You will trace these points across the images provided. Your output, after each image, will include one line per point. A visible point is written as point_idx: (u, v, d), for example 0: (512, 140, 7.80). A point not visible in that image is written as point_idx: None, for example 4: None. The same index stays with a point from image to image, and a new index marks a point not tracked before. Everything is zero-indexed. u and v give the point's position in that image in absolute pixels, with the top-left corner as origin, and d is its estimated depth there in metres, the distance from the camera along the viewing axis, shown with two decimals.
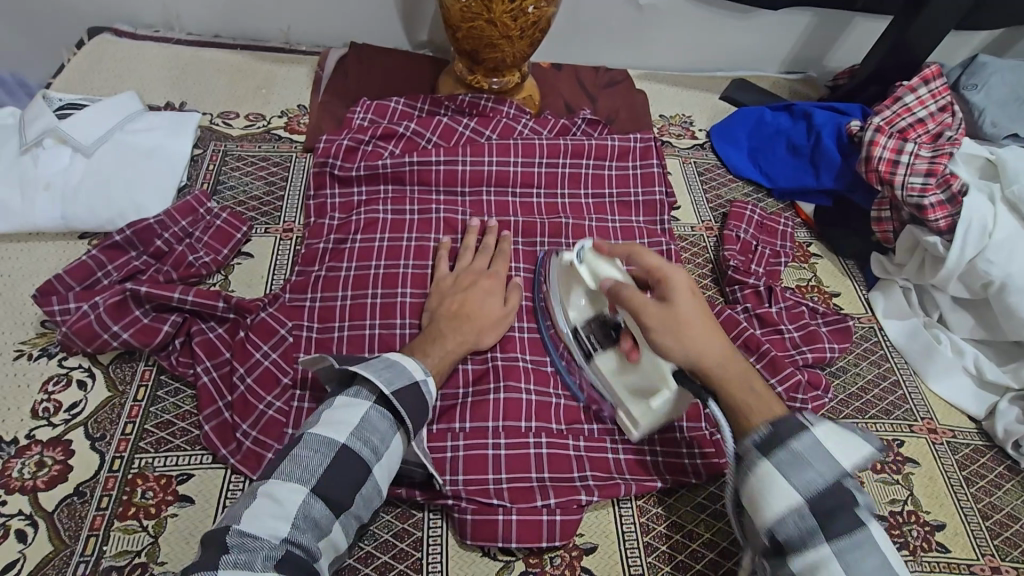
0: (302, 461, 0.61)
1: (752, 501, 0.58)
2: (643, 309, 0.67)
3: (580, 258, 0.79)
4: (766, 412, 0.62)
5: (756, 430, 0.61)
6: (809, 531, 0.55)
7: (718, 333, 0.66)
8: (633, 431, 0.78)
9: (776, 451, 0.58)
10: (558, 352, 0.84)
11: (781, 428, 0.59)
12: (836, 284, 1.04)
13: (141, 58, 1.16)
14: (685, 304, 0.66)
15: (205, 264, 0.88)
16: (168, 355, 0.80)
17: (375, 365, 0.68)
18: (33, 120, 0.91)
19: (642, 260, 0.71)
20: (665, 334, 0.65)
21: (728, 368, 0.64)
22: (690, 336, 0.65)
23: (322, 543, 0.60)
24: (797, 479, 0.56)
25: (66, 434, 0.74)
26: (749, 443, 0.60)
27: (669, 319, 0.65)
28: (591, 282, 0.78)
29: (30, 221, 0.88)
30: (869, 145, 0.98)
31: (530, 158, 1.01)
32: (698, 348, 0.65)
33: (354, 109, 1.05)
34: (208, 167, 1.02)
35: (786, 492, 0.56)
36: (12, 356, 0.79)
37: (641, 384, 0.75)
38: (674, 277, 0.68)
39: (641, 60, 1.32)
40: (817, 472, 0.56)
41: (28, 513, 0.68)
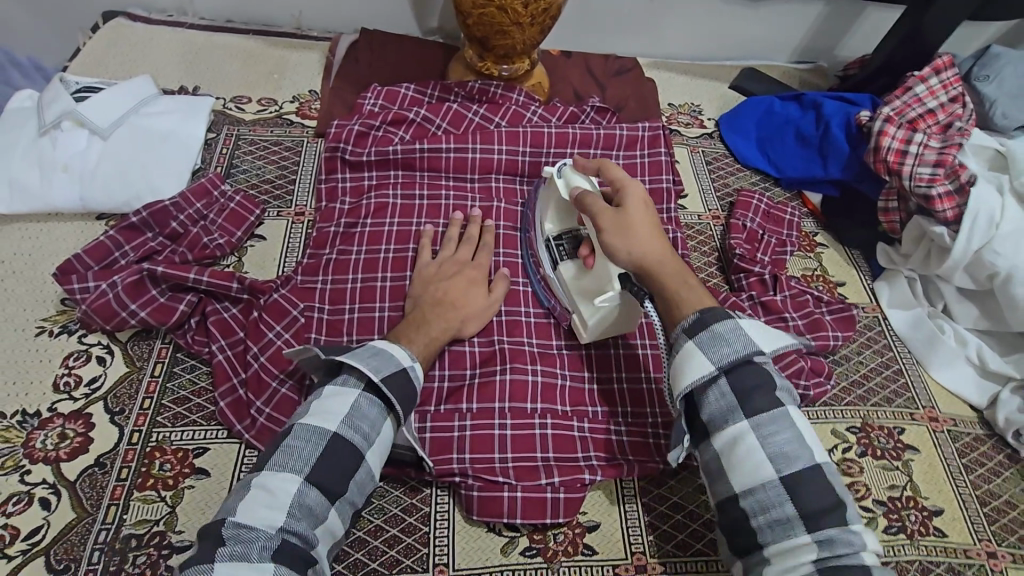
0: (293, 451, 0.63)
1: (674, 375, 0.66)
2: (600, 214, 0.73)
3: (558, 171, 0.85)
4: (697, 304, 0.69)
5: (685, 318, 0.67)
6: (728, 408, 0.62)
7: (660, 238, 0.72)
8: (582, 333, 0.83)
9: (698, 333, 0.65)
10: (539, 278, 0.89)
11: (709, 316, 0.66)
12: (841, 273, 1.04)
13: (156, 43, 1.18)
14: (636, 211, 0.72)
15: (220, 245, 0.90)
16: (184, 333, 0.82)
17: (362, 354, 0.70)
18: (52, 103, 0.93)
19: (610, 172, 0.77)
20: (613, 229, 0.72)
21: (666, 265, 0.71)
22: (635, 235, 0.71)
23: (319, 530, 0.61)
24: (714, 355, 0.64)
25: (86, 408, 0.76)
26: (679, 330, 0.67)
27: (620, 220, 0.72)
28: (564, 193, 0.83)
29: (49, 201, 0.90)
30: (878, 135, 0.99)
31: (539, 146, 1.01)
32: (641, 249, 0.70)
33: (365, 95, 1.06)
34: (221, 150, 1.03)
35: (703, 366, 0.64)
36: (34, 332, 0.81)
37: (596, 287, 0.80)
38: (630, 189, 0.74)
39: (651, 49, 1.32)
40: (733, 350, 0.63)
41: (51, 482, 0.70)
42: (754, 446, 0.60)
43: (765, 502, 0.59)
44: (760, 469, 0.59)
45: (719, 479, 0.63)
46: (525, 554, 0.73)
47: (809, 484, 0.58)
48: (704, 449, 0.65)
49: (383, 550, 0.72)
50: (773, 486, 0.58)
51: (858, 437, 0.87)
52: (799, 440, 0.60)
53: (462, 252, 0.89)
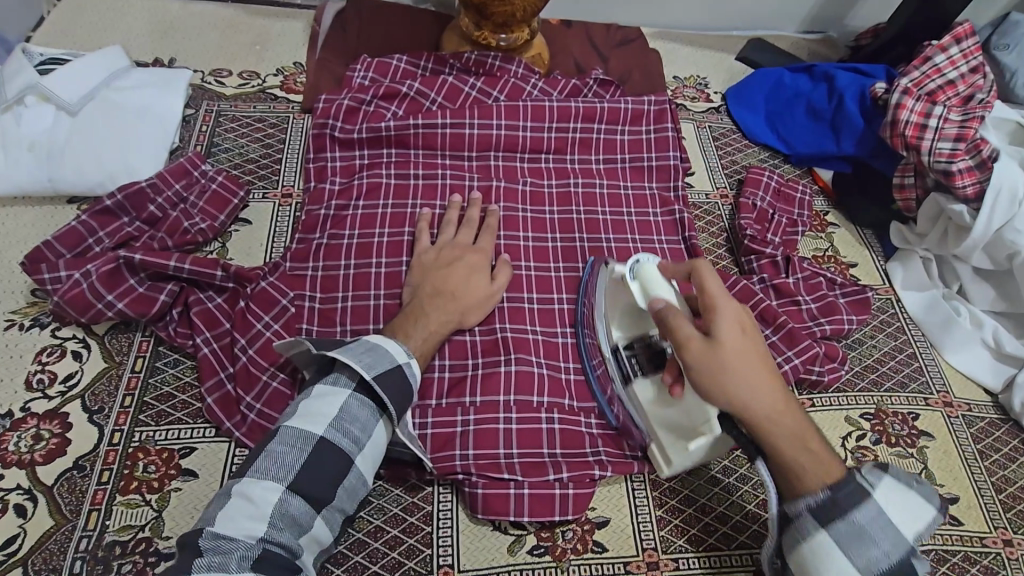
0: (276, 457, 0.59)
1: (799, 564, 0.57)
2: (686, 348, 0.58)
3: (632, 272, 0.69)
4: (823, 476, 0.56)
5: (811, 494, 0.56)
6: (826, 522, 0.56)
7: (772, 380, 0.57)
8: (662, 469, 0.73)
9: (835, 522, 0.55)
10: (592, 364, 0.79)
11: (842, 497, 0.55)
12: (853, 254, 1.01)
13: (127, 12, 1.10)
14: (735, 345, 0.57)
15: (201, 230, 0.84)
16: (166, 325, 0.77)
17: (353, 350, 0.65)
18: (13, 76, 0.86)
19: (705, 288, 0.60)
20: (710, 381, 0.57)
21: (780, 422, 0.56)
22: (738, 386, 0.56)
23: (304, 538, 0.58)
24: (857, 560, 0.55)
25: (62, 406, 0.71)
26: (802, 507, 0.56)
27: (716, 361, 0.57)
28: (642, 300, 0.68)
29: (13, 184, 0.83)
30: (896, 108, 0.94)
31: (541, 123, 0.96)
32: (747, 404, 0.56)
33: (353, 68, 1.00)
34: (201, 128, 0.97)
35: (844, 573, 0.55)
36: (3, 326, 0.75)
37: (681, 421, 0.68)
38: (726, 313, 0.59)
39: (654, 18, 1.26)
40: (881, 550, 0.55)
41: (26, 488, 0.66)
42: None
43: None
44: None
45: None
46: (532, 552, 0.70)
47: None
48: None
49: (384, 552, 0.68)
50: None
51: (873, 425, 0.85)
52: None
53: (463, 237, 0.84)
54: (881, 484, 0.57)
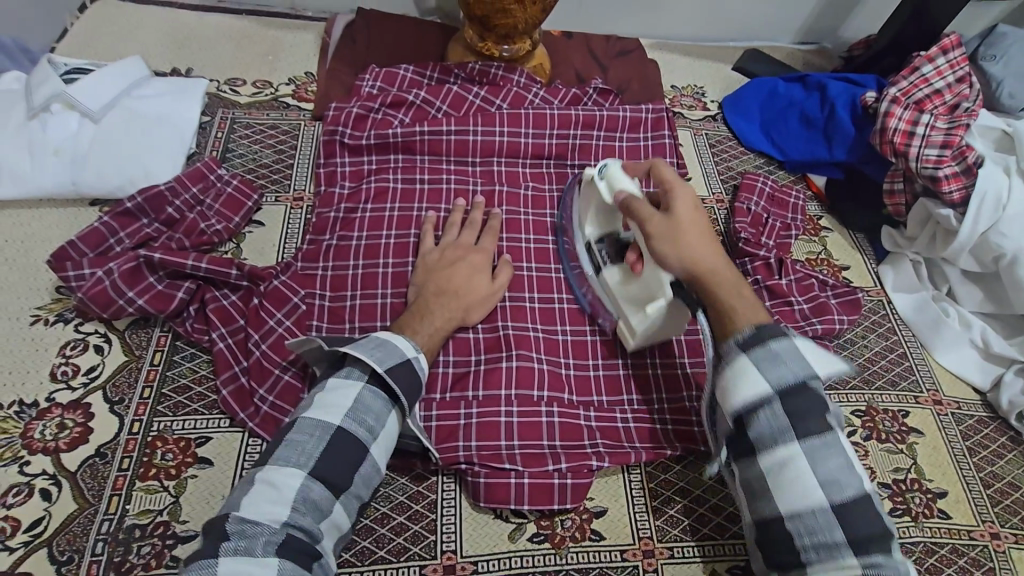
0: (297, 445, 0.62)
1: (724, 391, 0.64)
2: (649, 221, 0.69)
3: (602, 173, 0.81)
4: (751, 316, 0.64)
5: (738, 330, 0.64)
6: (781, 429, 0.60)
7: (715, 246, 0.68)
8: (629, 341, 0.82)
9: (754, 349, 0.62)
10: (581, 291, 0.88)
11: (766, 332, 0.62)
12: (845, 257, 1.04)
13: (146, 24, 1.15)
14: (687, 216, 0.68)
15: (217, 231, 0.88)
16: (184, 322, 0.80)
17: (366, 345, 0.69)
18: (39, 85, 0.90)
19: (659, 173, 0.72)
20: (664, 238, 0.68)
21: (720, 277, 0.66)
22: (686, 243, 0.67)
23: (323, 524, 0.61)
24: (771, 376, 0.61)
25: (85, 397, 0.75)
26: (731, 343, 0.64)
27: (669, 227, 0.68)
28: (607, 195, 0.80)
29: (39, 187, 0.87)
30: (885, 116, 0.97)
31: (542, 129, 1.00)
32: (691, 257, 0.67)
33: (362, 77, 1.04)
34: (216, 134, 1.01)
35: (759, 385, 0.61)
36: (29, 321, 0.79)
37: (641, 295, 0.77)
38: (679, 190, 0.70)
39: (653, 30, 1.30)
40: (790, 370, 0.61)
41: (51, 473, 0.69)
42: (805, 470, 0.58)
43: (812, 526, 0.57)
44: (808, 494, 0.58)
45: (763, 499, 0.62)
46: (532, 540, 0.73)
47: (861, 514, 0.56)
48: (747, 466, 0.63)
49: (390, 538, 0.71)
50: (823, 512, 0.57)
51: (863, 421, 0.87)
52: (849, 466, 0.58)
53: (466, 237, 0.88)
54: (798, 337, 0.64)
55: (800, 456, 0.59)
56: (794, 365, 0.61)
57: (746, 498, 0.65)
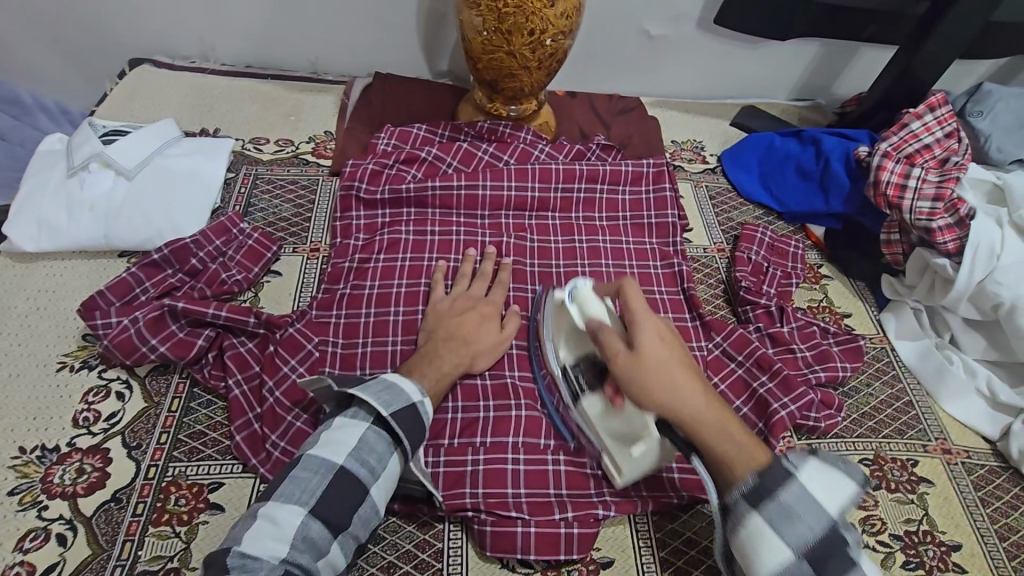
0: (300, 483, 0.64)
1: (741, 549, 0.60)
2: (616, 362, 0.67)
3: (572, 297, 0.78)
4: (751, 460, 0.62)
5: (743, 481, 0.61)
6: None
7: (693, 378, 0.65)
8: (616, 478, 0.77)
9: (765, 505, 0.59)
10: (553, 404, 0.84)
11: (769, 479, 0.60)
12: (846, 304, 1.06)
13: (179, 88, 1.23)
14: (655, 351, 0.65)
15: (237, 281, 0.92)
16: (202, 368, 0.83)
17: (373, 387, 0.70)
18: (81, 146, 0.97)
19: (626, 304, 0.68)
20: (636, 383, 0.65)
21: (706, 421, 0.63)
22: (663, 390, 0.64)
23: (320, 563, 0.62)
24: (788, 532, 0.58)
25: (104, 442, 0.77)
26: (737, 495, 0.61)
27: (638, 368, 0.65)
28: (579, 321, 0.77)
29: (73, 240, 0.92)
30: (877, 170, 1.01)
31: (547, 184, 1.05)
32: (673, 402, 0.63)
33: (378, 135, 1.11)
34: (239, 190, 1.07)
35: (782, 549, 0.58)
36: (56, 368, 0.83)
37: (624, 431, 0.72)
38: (645, 321, 0.67)
39: (653, 89, 1.37)
40: (807, 524, 0.58)
41: (68, 517, 0.71)
42: None
43: None
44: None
45: None
46: None
47: None
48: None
49: None
50: None
51: (871, 470, 0.87)
52: None
53: (476, 289, 0.91)
54: (805, 469, 0.62)
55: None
56: (811, 518, 0.59)
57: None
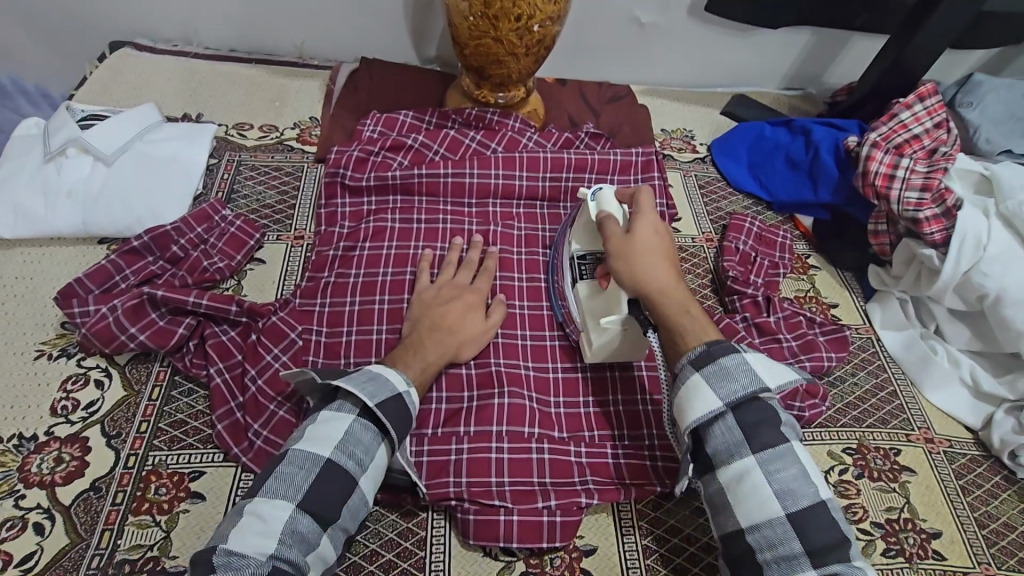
0: (286, 477, 0.63)
1: (682, 407, 0.67)
2: (610, 240, 0.78)
3: (591, 195, 0.86)
4: (699, 336, 0.70)
5: (690, 350, 0.69)
6: (735, 442, 0.64)
7: (670, 268, 0.75)
8: (587, 355, 0.84)
9: (705, 366, 0.67)
10: (557, 300, 0.92)
11: (715, 349, 0.67)
12: (834, 294, 1.06)
13: (160, 72, 1.21)
14: (646, 237, 0.76)
15: (219, 269, 0.91)
16: (183, 357, 0.83)
17: (358, 378, 0.70)
18: (58, 130, 0.95)
19: (637, 203, 0.80)
20: (620, 256, 0.76)
21: (673, 295, 0.73)
22: (642, 265, 0.74)
23: (309, 557, 0.61)
24: (722, 390, 0.65)
25: (83, 431, 0.76)
26: (682, 360, 0.69)
27: (629, 244, 0.76)
28: (593, 214, 0.85)
29: (51, 226, 0.91)
30: (866, 160, 1.01)
31: (535, 172, 1.04)
32: (646, 276, 0.73)
33: (364, 122, 1.09)
34: (223, 176, 1.05)
35: (712, 401, 0.65)
36: (34, 356, 0.81)
37: (604, 309, 0.82)
38: (647, 216, 0.78)
39: (644, 78, 1.36)
40: (741, 386, 0.65)
41: (46, 507, 0.70)
42: (759, 482, 0.62)
43: (771, 538, 0.60)
44: (767, 507, 0.61)
45: (725, 513, 0.64)
46: None
47: (815, 523, 0.60)
48: (709, 482, 0.67)
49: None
50: (781, 523, 0.60)
51: (854, 459, 0.87)
52: (805, 477, 0.62)
53: (462, 277, 0.90)
54: (749, 353, 0.68)
55: (757, 469, 0.63)
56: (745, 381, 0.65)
57: (711, 515, 0.67)
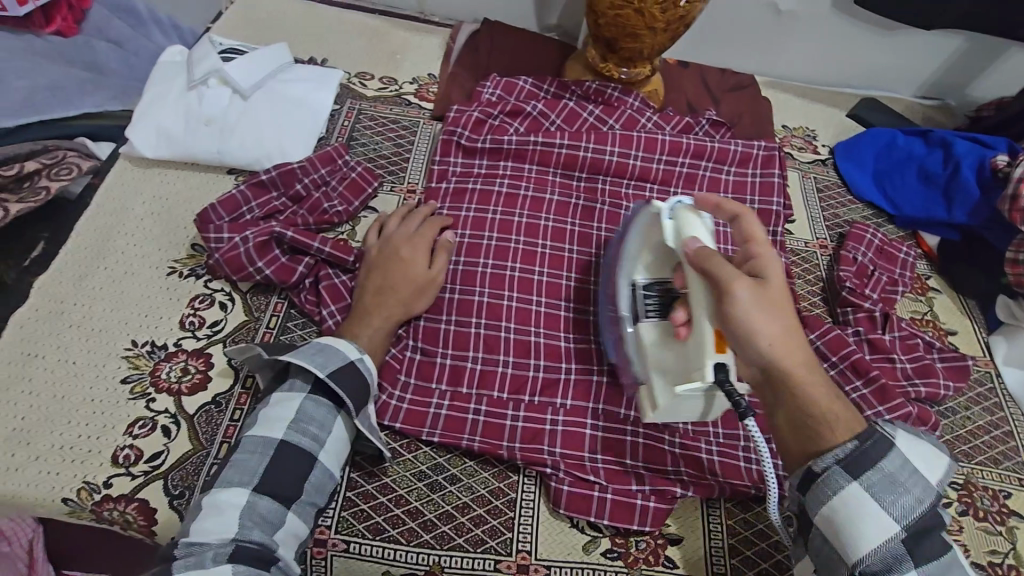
0: (241, 465, 0.65)
1: (838, 527, 0.58)
2: (734, 284, 0.58)
3: (672, 214, 0.71)
4: (852, 425, 0.58)
5: (838, 446, 0.58)
6: (902, 560, 0.56)
7: (800, 332, 0.59)
8: (647, 415, 0.73)
9: (865, 474, 0.57)
10: (611, 332, 0.82)
11: (870, 448, 0.58)
12: (952, 321, 1.00)
13: (289, 14, 1.24)
14: (777, 291, 0.59)
15: (338, 212, 0.94)
16: (299, 293, 0.86)
17: (306, 351, 0.71)
18: (200, 62, 0.99)
19: (750, 231, 0.65)
20: (751, 319, 0.57)
21: (807, 371, 0.58)
22: (779, 332, 0.57)
23: (278, 536, 0.63)
24: (895, 509, 0.56)
25: (208, 347, 0.81)
26: (830, 459, 0.58)
27: (760, 303, 0.58)
28: (671, 239, 0.69)
29: (190, 152, 0.95)
30: (1018, 182, 0.93)
31: (651, 153, 1.01)
32: (783, 348, 0.57)
33: (483, 84, 1.09)
34: (343, 123, 1.07)
35: (879, 519, 0.56)
36: (166, 272, 0.86)
37: (678, 365, 0.67)
38: (767, 258, 0.62)
39: (768, 69, 1.29)
40: (911, 498, 0.57)
41: (173, 412, 0.75)
42: None
43: None
44: None
45: None
46: (605, 555, 0.73)
47: None
48: None
49: (469, 527, 0.73)
50: None
51: (960, 495, 0.83)
52: None
53: None
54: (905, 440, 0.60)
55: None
56: (910, 488, 0.57)
57: None
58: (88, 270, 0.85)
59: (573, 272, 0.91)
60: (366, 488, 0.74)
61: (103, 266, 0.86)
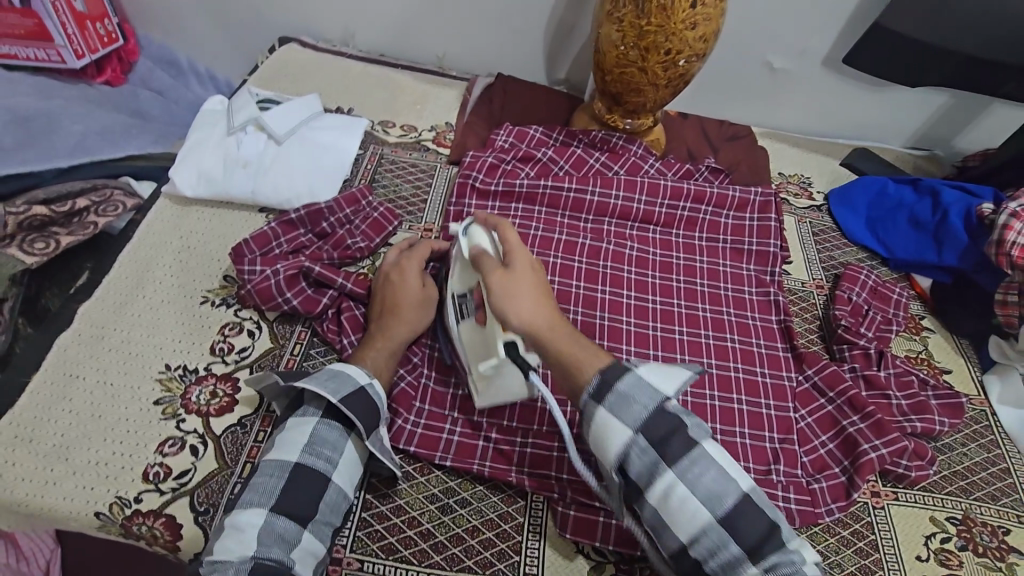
0: (261, 485, 0.69)
1: (632, 491, 0.63)
2: (491, 275, 0.69)
3: (464, 230, 0.78)
4: (596, 364, 0.65)
5: (586, 382, 0.64)
6: (692, 512, 0.60)
7: (548, 305, 0.68)
8: (477, 398, 0.82)
9: (629, 424, 0.63)
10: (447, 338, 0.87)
11: (634, 408, 0.63)
12: (947, 360, 1.03)
13: (319, 67, 1.34)
14: (522, 275, 0.69)
15: (360, 248, 1.00)
16: (322, 322, 0.92)
17: (320, 377, 0.75)
18: (240, 110, 1.10)
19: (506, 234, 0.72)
20: (501, 296, 0.67)
21: (556, 331, 0.67)
22: (521, 303, 0.67)
23: (295, 553, 0.66)
24: (666, 469, 0.61)
25: (235, 372, 0.86)
26: (584, 396, 0.64)
27: (505, 285, 0.68)
28: (464, 251, 0.77)
29: (226, 192, 1.03)
30: (1003, 228, 0.98)
31: (654, 198, 1.08)
32: (528, 315, 0.66)
33: (497, 132, 1.17)
34: (366, 167, 1.15)
35: (658, 480, 0.61)
36: (199, 301, 0.93)
37: (480, 348, 0.75)
38: (518, 252, 0.71)
39: (765, 121, 1.38)
40: (682, 447, 0.61)
41: (201, 433, 0.80)
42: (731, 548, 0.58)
43: None
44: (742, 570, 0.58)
45: None
46: None
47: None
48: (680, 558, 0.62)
49: (479, 550, 0.76)
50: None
51: (960, 530, 0.85)
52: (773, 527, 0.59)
53: None
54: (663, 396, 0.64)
55: (721, 530, 0.59)
56: (681, 446, 0.61)
57: None
58: (129, 298, 0.92)
59: (579, 306, 0.97)
60: (381, 509, 0.77)
61: (142, 295, 0.92)
